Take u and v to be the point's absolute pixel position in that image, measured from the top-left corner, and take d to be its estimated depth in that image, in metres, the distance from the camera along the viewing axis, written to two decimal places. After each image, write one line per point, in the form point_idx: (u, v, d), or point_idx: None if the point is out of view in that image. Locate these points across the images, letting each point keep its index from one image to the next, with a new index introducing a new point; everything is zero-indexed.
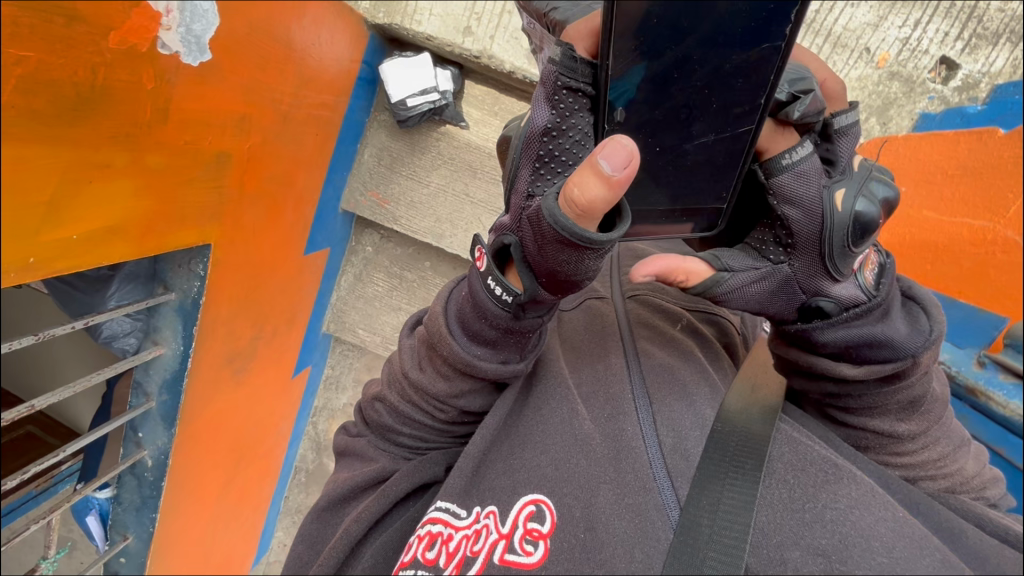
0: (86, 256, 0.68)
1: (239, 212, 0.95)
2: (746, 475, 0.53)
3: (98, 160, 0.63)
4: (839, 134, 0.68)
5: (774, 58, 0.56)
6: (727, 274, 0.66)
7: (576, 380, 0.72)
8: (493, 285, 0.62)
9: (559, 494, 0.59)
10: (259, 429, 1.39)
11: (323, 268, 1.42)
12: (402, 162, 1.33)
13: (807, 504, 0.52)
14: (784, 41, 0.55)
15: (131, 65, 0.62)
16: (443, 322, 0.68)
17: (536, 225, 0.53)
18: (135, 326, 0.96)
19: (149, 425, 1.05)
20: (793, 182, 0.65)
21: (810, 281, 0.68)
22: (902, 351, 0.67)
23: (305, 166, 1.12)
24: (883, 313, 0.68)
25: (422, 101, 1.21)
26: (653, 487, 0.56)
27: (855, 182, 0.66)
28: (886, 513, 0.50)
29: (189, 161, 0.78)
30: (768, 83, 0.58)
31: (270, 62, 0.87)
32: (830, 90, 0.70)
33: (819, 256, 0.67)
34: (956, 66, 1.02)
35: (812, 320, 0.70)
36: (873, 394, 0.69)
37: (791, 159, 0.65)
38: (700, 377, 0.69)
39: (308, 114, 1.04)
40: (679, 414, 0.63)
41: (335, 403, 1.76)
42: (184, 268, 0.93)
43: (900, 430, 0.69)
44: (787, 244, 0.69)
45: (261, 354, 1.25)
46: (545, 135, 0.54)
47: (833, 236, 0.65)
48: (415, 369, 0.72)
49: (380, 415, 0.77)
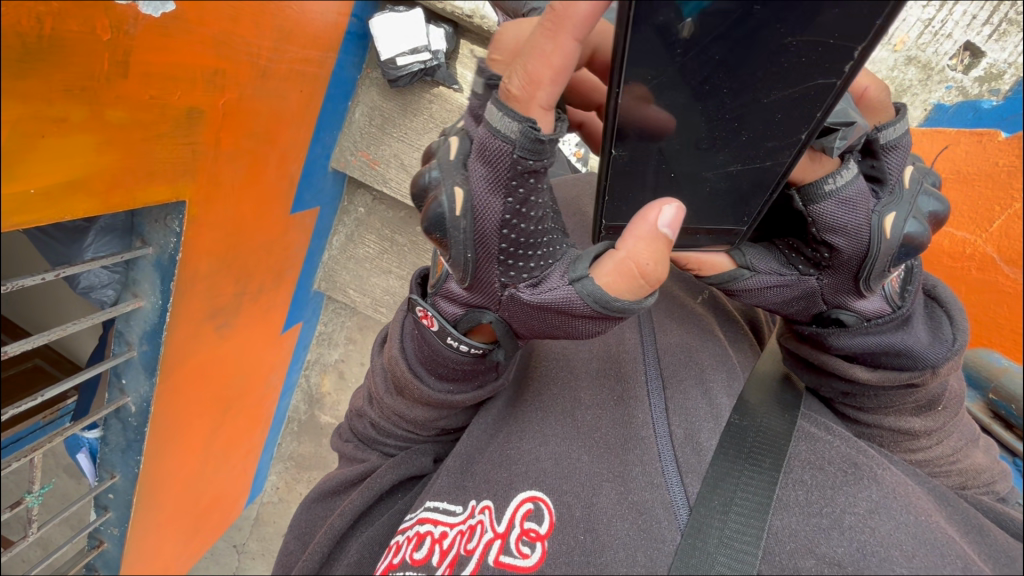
0: (48, 212, 0.67)
1: (216, 168, 0.94)
2: (763, 473, 0.49)
3: (51, 113, 0.62)
4: (887, 149, 0.57)
5: (825, 96, 0.50)
6: (748, 272, 0.64)
7: (581, 361, 0.67)
8: (454, 342, 0.59)
9: (558, 491, 0.55)
10: (246, 380, 1.42)
11: (312, 226, 1.42)
12: (393, 123, 1.30)
13: (825, 509, 0.47)
14: (841, 78, 0.49)
15: (81, 14, 0.60)
16: (404, 365, 0.65)
17: (530, 309, 0.54)
18: (112, 278, 0.96)
19: (132, 373, 1.06)
20: (836, 211, 0.56)
21: (840, 303, 0.61)
22: (923, 360, 0.59)
23: (290, 123, 1.10)
24: (904, 318, 0.59)
25: (412, 61, 1.17)
26: (661, 483, 0.52)
27: (908, 200, 0.56)
28: (909, 519, 0.45)
29: (156, 116, 0.76)
30: (824, 100, 0.51)
31: (243, 14, 0.84)
32: (872, 100, 0.58)
33: (857, 283, 0.59)
34: (980, 54, 0.97)
35: (826, 325, 0.63)
36: (888, 393, 0.63)
37: (835, 185, 0.56)
38: (719, 360, 0.65)
39: (291, 70, 1.02)
40: (694, 402, 0.59)
41: (327, 358, 1.78)
42: (161, 223, 0.93)
43: (915, 427, 0.63)
44: (822, 271, 0.61)
45: (246, 310, 1.26)
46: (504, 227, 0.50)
47: (875, 261, 0.56)
48: (388, 395, 0.70)
49: (365, 426, 0.76)
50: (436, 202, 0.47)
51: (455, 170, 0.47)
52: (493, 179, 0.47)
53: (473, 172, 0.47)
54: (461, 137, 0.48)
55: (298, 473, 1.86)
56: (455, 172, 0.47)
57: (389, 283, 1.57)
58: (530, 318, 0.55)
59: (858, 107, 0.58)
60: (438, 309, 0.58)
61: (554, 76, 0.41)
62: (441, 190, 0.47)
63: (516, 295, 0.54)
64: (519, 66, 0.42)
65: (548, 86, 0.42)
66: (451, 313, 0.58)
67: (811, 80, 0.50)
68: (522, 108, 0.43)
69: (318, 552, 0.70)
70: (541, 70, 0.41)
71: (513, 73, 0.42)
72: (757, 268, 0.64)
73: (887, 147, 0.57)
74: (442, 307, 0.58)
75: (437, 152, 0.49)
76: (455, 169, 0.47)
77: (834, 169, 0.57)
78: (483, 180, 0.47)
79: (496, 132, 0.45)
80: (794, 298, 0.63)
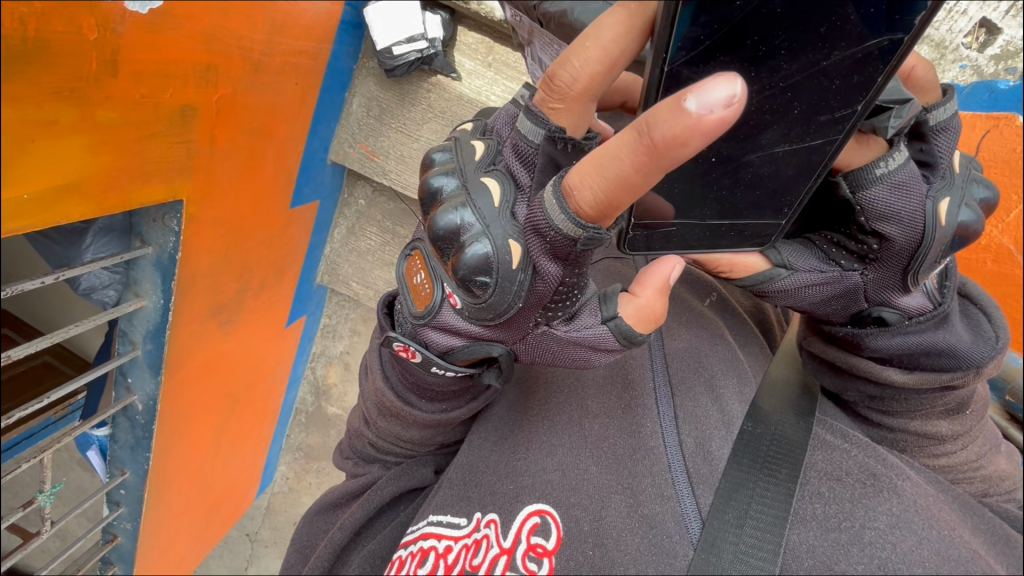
0: (43, 217, 0.67)
1: (211, 165, 0.92)
2: (779, 484, 0.49)
3: (41, 117, 0.60)
4: (937, 132, 0.55)
5: (888, 58, 0.45)
6: (785, 270, 0.63)
7: (589, 369, 0.66)
8: (440, 369, 0.58)
9: (565, 504, 0.54)
10: (252, 377, 1.42)
11: (313, 220, 1.41)
12: (392, 113, 1.28)
13: (844, 523, 0.47)
14: (909, 34, 0.43)
15: (65, 13, 0.59)
16: (393, 395, 0.65)
17: (547, 343, 0.56)
18: (113, 279, 0.96)
19: (138, 372, 1.06)
20: (888, 196, 0.54)
21: (883, 300, 0.60)
22: (965, 360, 0.58)
23: (285, 117, 1.08)
24: (944, 315, 0.59)
25: (409, 50, 1.15)
26: (671, 494, 0.52)
27: (959, 188, 0.55)
28: (932, 534, 0.45)
29: (148, 115, 0.75)
30: (888, 61, 0.45)
31: (234, 7, 0.82)
32: (919, 78, 0.55)
33: (904, 277, 0.57)
34: (997, 30, 0.92)
35: (865, 325, 0.62)
36: (918, 397, 0.62)
37: (887, 169, 0.54)
38: (728, 365, 0.64)
39: (285, 62, 1.00)
40: (704, 410, 0.58)
41: (332, 351, 1.78)
42: (159, 223, 0.91)
43: (944, 430, 0.62)
44: (868, 265, 0.59)
45: (249, 306, 1.26)
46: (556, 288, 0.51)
47: (929, 252, 0.55)
48: (380, 418, 0.70)
49: (363, 445, 0.77)
50: (475, 249, 0.48)
51: (502, 217, 0.48)
52: (551, 253, 0.48)
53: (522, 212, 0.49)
54: (504, 182, 0.50)
55: (308, 465, 1.87)
56: (502, 221, 0.48)
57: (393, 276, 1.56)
58: (550, 351, 0.57)
59: (906, 87, 0.56)
60: (433, 340, 0.57)
61: (631, 201, 0.40)
62: (485, 238, 0.48)
63: (549, 331, 0.56)
64: (599, 183, 0.40)
65: (621, 208, 0.41)
66: (443, 343, 0.57)
67: (864, 45, 0.45)
68: (591, 220, 0.43)
69: (321, 565, 0.69)
70: (622, 195, 0.39)
71: (587, 186, 0.41)
72: (795, 267, 0.62)
73: (938, 129, 0.55)
74: (431, 338, 0.57)
75: (474, 195, 0.49)
76: (501, 217, 0.48)
77: (883, 152, 0.55)
78: (541, 253, 0.48)
79: (557, 228, 0.45)
80: (834, 296, 0.62)
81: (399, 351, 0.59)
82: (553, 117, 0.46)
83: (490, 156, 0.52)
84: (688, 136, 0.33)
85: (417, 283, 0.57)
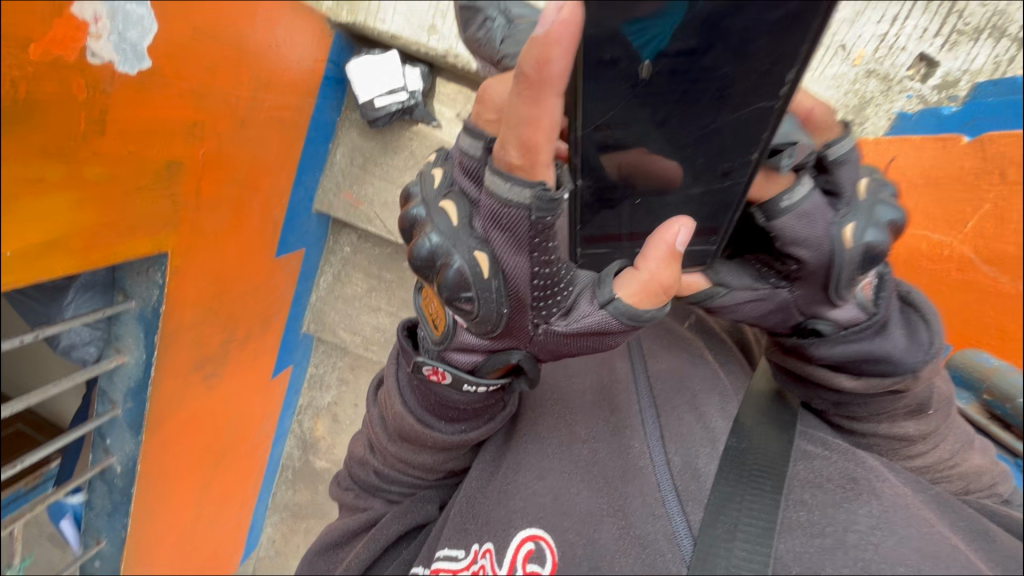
0: (24, 273, 0.66)
1: (198, 217, 0.93)
2: (765, 495, 0.48)
3: (28, 174, 0.61)
4: (837, 164, 0.56)
5: (768, 118, 0.47)
6: (723, 289, 0.63)
7: (576, 395, 0.66)
8: (472, 386, 0.59)
9: (559, 528, 0.54)
10: (237, 432, 1.38)
11: (298, 269, 1.41)
12: (375, 163, 1.32)
13: (828, 528, 0.46)
14: (779, 101, 0.46)
15: (57, 77, 0.61)
16: (413, 420, 0.64)
17: (550, 340, 0.56)
18: (94, 334, 0.95)
19: (116, 432, 1.03)
20: (795, 225, 0.56)
21: (815, 313, 0.61)
22: (903, 365, 0.60)
23: (271, 168, 1.10)
24: (880, 323, 0.59)
25: (390, 101, 1.20)
26: (663, 513, 0.51)
27: (864, 211, 0.55)
28: (914, 532, 0.45)
29: (136, 171, 0.76)
30: (768, 121, 0.48)
31: (220, 66, 0.85)
32: (819, 118, 0.56)
33: (828, 293, 0.58)
34: (936, 63, 0.96)
35: (805, 336, 0.63)
36: (877, 401, 0.63)
37: (791, 202, 0.55)
38: (710, 384, 0.65)
39: (270, 117, 1.03)
40: (688, 428, 0.59)
41: (319, 402, 1.74)
42: (142, 276, 0.91)
43: (910, 432, 0.63)
44: (792, 283, 0.61)
45: (233, 359, 1.23)
46: (534, 279, 0.51)
47: (841, 272, 0.56)
48: (394, 443, 0.68)
49: (366, 474, 0.74)
50: (448, 267, 0.49)
51: (462, 232, 0.49)
52: (516, 242, 0.48)
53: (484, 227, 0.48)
54: (458, 198, 0.49)
55: (295, 524, 1.79)
56: (464, 236, 0.49)
57: (379, 321, 1.55)
58: (556, 345, 0.56)
59: (805, 127, 0.57)
60: (454, 360, 0.58)
61: (552, 137, 0.39)
62: (453, 255, 0.49)
63: (549, 329, 0.55)
64: (512, 136, 0.40)
65: (543, 152, 0.40)
66: (467, 362, 0.58)
67: (752, 106, 0.47)
68: (527, 175, 0.42)
69: None
70: (538, 136, 0.39)
71: (507, 143, 0.41)
72: (731, 285, 0.63)
73: (837, 162, 0.56)
74: (453, 358, 0.58)
75: (434, 218, 0.50)
76: (462, 231, 0.49)
77: (790, 185, 0.56)
78: (506, 244, 0.48)
79: (508, 201, 0.44)
80: (771, 311, 0.63)
81: (429, 374, 0.60)
82: (488, 128, 0.46)
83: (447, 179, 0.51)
84: (552, 52, 0.35)
85: (432, 311, 0.59)
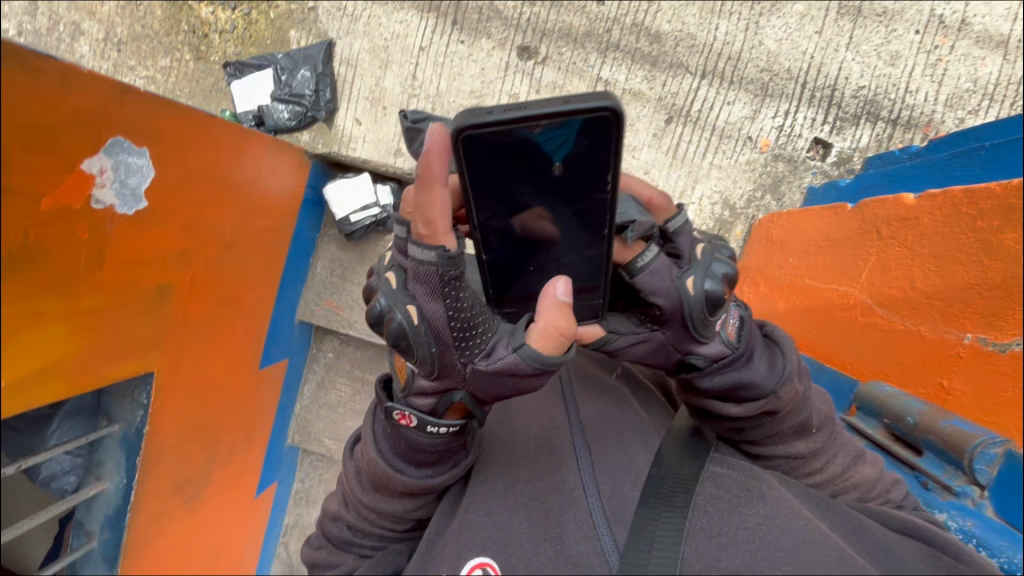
0: (18, 401, 0.70)
1: (184, 336, 0.99)
2: (676, 510, 0.52)
3: (29, 309, 0.68)
4: (677, 234, 0.67)
5: (603, 205, 0.57)
6: (613, 337, 0.68)
7: (521, 438, 0.69)
8: (432, 428, 0.60)
9: (504, 553, 0.55)
10: (219, 559, 1.31)
11: (281, 379, 1.44)
12: (354, 271, 1.42)
13: (722, 528, 0.51)
14: (608, 185, 0.55)
15: (63, 222, 0.69)
16: (384, 466, 0.62)
17: (483, 383, 0.59)
18: (75, 463, 0.95)
19: (90, 569, 0.98)
20: (650, 281, 0.65)
21: (688, 350, 0.67)
22: (762, 390, 0.64)
23: (254, 285, 1.18)
24: (742, 355, 0.66)
25: (365, 216, 1.32)
26: (593, 535, 0.54)
27: (702, 267, 0.66)
28: (792, 524, 0.49)
29: (128, 297, 0.83)
30: (603, 200, 0.56)
31: (209, 199, 0.96)
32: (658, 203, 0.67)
33: (690, 333, 0.66)
34: (829, 144, 1.16)
35: (688, 371, 0.68)
36: (762, 424, 0.65)
37: (645, 262, 0.65)
38: (634, 426, 0.70)
39: (255, 239, 1.13)
40: (616, 461, 0.63)
41: (306, 519, 1.68)
42: (128, 398, 0.94)
43: (800, 449, 0.65)
44: (662, 327, 0.68)
45: (217, 478, 1.22)
46: (452, 323, 0.56)
47: (691, 312, 0.64)
48: (367, 492, 0.66)
49: (338, 530, 0.70)
50: (388, 322, 0.55)
51: (395, 291, 0.56)
52: (433, 291, 0.54)
53: (410, 284, 0.55)
54: (395, 269, 0.56)
55: None
56: (397, 292, 0.55)
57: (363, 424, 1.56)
58: (493, 387, 0.59)
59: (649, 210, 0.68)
60: (417, 404, 0.60)
61: (445, 211, 0.51)
62: (392, 310, 0.54)
63: (475, 369, 0.58)
64: (418, 216, 0.51)
65: (441, 222, 0.51)
66: (426, 405, 0.60)
67: (592, 195, 0.56)
68: (433, 242, 0.52)
69: None
70: (435, 215, 0.50)
71: (416, 223, 0.52)
72: (620, 332, 0.68)
73: (676, 232, 0.67)
74: (414, 403, 0.60)
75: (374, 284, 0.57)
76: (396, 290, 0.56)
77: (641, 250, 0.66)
78: (423, 294, 0.54)
79: (421, 260, 0.53)
80: (653, 352, 0.69)
81: (397, 420, 0.61)
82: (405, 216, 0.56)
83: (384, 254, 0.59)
84: (432, 156, 0.48)
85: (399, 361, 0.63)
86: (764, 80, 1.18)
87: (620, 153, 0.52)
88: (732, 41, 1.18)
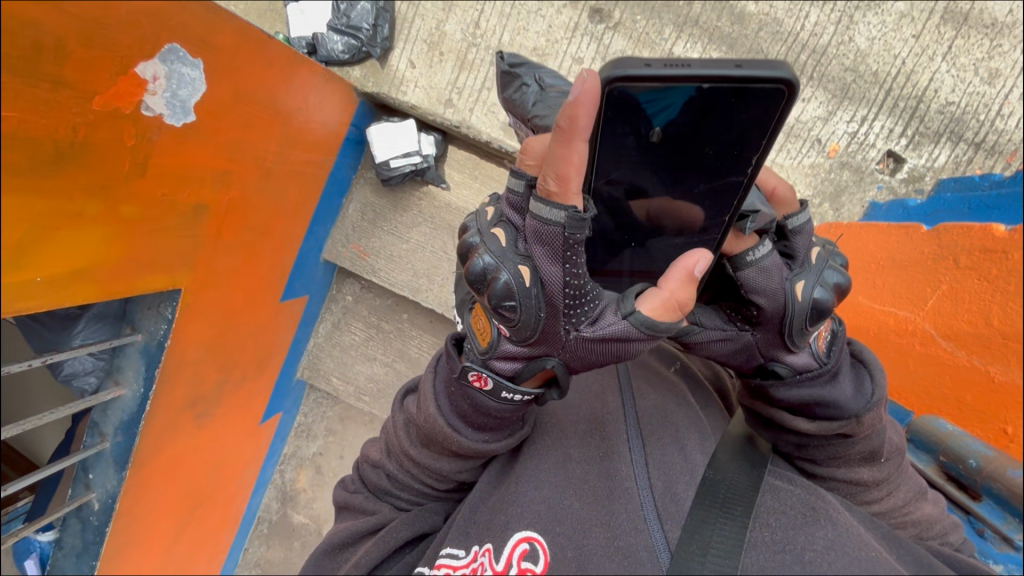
0: (51, 297, 0.70)
1: (214, 257, 0.98)
2: (736, 519, 0.52)
3: (69, 209, 0.67)
4: (794, 233, 0.64)
5: (737, 190, 0.59)
6: (697, 328, 0.67)
7: (570, 423, 0.69)
8: (509, 395, 0.61)
9: (550, 532, 0.56)
10: (221, 475, 1.35)
11: (299, 313, 1.44)
12: (385, 218, 1.40)
13: (789, 547, 0.50)
14: (745, 177, 0.57)
15: (112, 125, 0.68)
16: (443, 422, 0.64)
17: (582, 351, 0.59)
18: (97, 364, 0.97)
19: (101, 467, 1.02)
20: (757, 278, 0.62)
21: (774, 356, 0.65)
22: (844, 410, 0.62)
23: (285, 218, 1.17)
24: (830, 372, 0.63)
25: (405, 163, 1.29)
26: (644, 528, 0.54)
27: (815, 272, 0.63)
28: (864, 556, 0.48)
29: (165, 211, 0.82)
30: (737, 192, 0.59)
31: (255, 123, 0.93)
32: (781, 196, 0.66)
33: (784, 339, 0.63)
34: (902, 159, 1.10)
35: (767, 377, 0.66)
36: (831, 445, 0.63)
37: (755, 256, 0.62)
38: (693, 423, 0.67)
39: (293, 170, 1.11)
40: (671, 458, 0.61)
41: (304, 452, 1.72)
42: (153, 310, 0.95)
43: (866, 477, 0.63)
44: (755, 328, 0.65)
45: (228, 399, 1.24)
46: (566, 287, 0.55)
47: (793, 318, 0.62)
48: (415, 446, 0.68)
49: (377, 477, 0.74)
50: (500, 281, 0.54)
51: (509, 252, 0.54)
52: (553, 254, 0.53)
53: (529, 244, 0.54)
54: (507, 228, 0.55)
55: None
56: (510, 254, 0.54)
57: (374, 370, 1.58)
58: (590, 357, 0.59)
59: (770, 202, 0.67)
60: (500, 368, 0.61)
61: (581, 169, 0.48)
62: (501, 271, 0.54)
63: (581, 336, 0.58)
64: (551, 170, 0.48)
65: (574, 180, 0.48)
66: (508, 370, 0.61)
67: (725, 179, 0.59)
68: (561, 199, 0.50)
69: None
70: (570, 171, 0.48)
71: (546, 177, 0.49)
72: (704, 324, 0.68)
73: (795, 231, 0.64)
74: (495, 366, 0.61)
75: (485, 242, 0.55)
76: (509, 251, 0.55)
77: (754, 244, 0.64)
78: (542, 257, 0.53)
79: (547, 220, 0.51)
80: (735, 351, 0.67)
81: (472, 381, 0.62)
82: (527, 169, 0.55)
83: (494, 212, 0.58)
84: (581, 105, 0.44)
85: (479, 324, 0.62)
86: (846, 80, 1.11)
87: (774, 135, 0.53)
88: (820, 33, 1.11)
